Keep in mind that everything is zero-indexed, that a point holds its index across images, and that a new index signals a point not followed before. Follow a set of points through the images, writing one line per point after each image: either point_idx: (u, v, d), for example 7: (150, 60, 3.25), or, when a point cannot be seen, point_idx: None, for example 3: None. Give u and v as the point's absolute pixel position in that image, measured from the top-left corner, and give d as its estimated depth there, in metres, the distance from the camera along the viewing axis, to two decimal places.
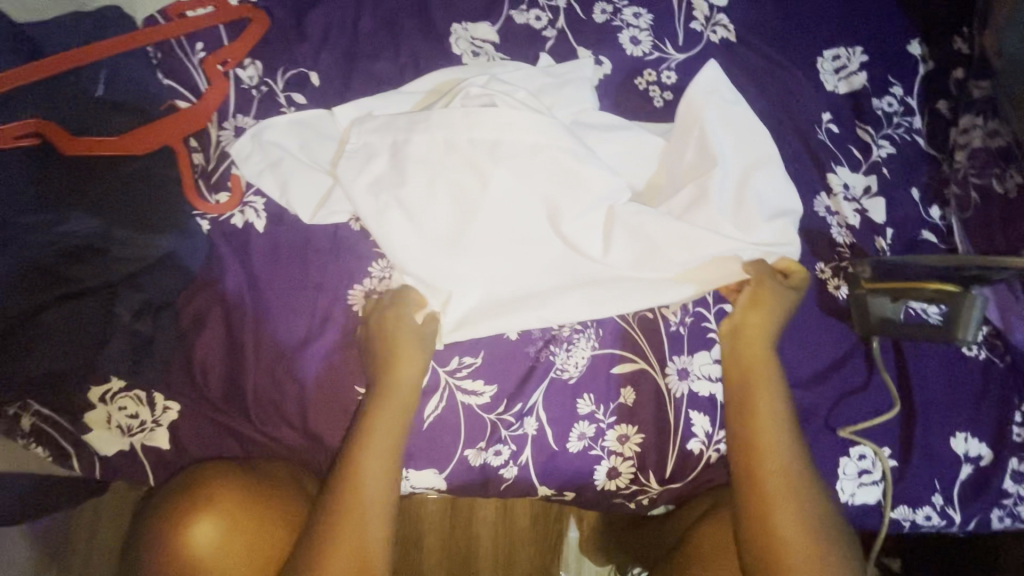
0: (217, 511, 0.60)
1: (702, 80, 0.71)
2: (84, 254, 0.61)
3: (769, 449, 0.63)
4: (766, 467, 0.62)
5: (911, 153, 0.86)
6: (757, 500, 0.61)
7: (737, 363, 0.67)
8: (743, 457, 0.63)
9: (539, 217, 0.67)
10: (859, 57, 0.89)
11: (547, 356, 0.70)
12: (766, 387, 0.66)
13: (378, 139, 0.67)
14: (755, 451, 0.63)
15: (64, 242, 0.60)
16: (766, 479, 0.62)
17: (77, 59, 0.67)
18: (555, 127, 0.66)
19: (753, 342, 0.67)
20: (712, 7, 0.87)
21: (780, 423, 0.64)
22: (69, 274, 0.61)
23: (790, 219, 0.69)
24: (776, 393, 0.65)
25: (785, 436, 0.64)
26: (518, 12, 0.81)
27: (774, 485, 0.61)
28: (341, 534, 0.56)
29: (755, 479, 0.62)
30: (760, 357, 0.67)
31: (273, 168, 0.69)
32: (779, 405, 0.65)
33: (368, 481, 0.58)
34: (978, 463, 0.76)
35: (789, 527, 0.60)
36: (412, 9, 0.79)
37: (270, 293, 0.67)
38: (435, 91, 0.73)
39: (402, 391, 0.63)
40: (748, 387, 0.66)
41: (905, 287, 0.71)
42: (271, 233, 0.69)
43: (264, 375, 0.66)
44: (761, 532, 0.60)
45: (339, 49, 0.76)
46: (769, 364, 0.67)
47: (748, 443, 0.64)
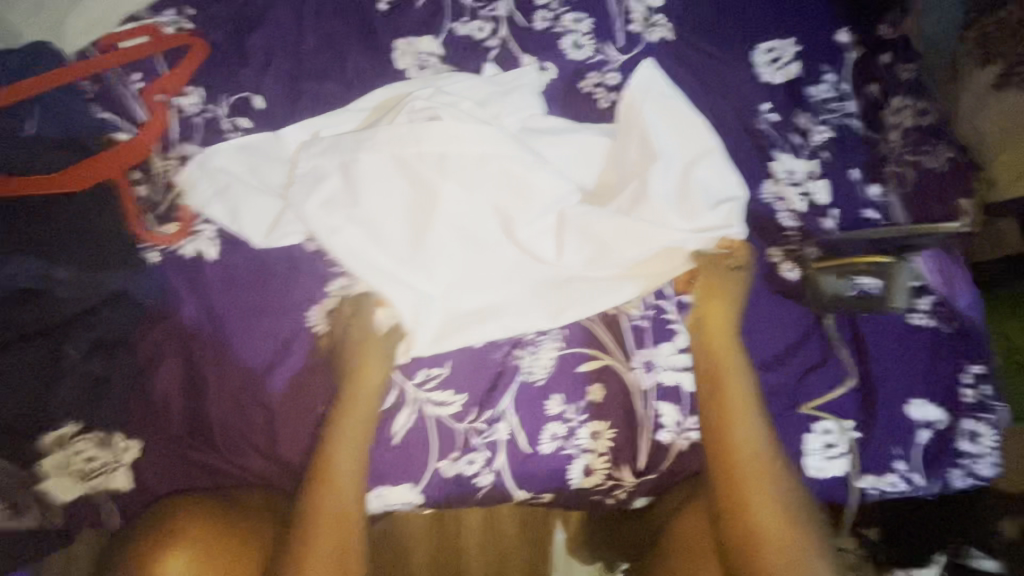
0: (181, 548, 0.58)
1: (640, 79, 0.74)
2: (29, 305, 0.61)
3: (737, 439, 0.65)
4: (735, 457, 0.64)
5: (848, 135, 0.90)
6: (731, 489, 0.63)
7: (702, 351, 0.70)
8: (713, 447, 0.65)
9: (494, 226, 0.68)
10: (792, 48, 0.92)
11: (513, 360, 0.70)
12: (728, 380, 0.67)
13: (326, 160, 0.67)
14: (729, 440, 0.65)
15: (13, 297, 0.61)
16: (739, 466, 0.63)
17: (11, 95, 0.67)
18: (501, 136, 0.67)
19: (715, 332, 0.70)
20: (650, 9, 0.90)
21: (750, 406, 0.66)
22: (4, 326, 0.60)
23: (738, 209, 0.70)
24: (743, 378, 0.67)
25: (754, 419, 0.66)
26: (460, 24, 0.82)
27: (749, 477, 0.63)
28: (324, 547, 0.57)
29: (726, 468, 0.64)
30: (724, 345, 0.69)
31: (222, 194, 0.68)
32: (748, 389, 0.67)
33: (344, 495, 0.59)
34: (936, 427, 0.79)
35: (760, 510, 0.61)
36: (354, 28, 0.80)
37: (229, 321, 0.66)
38: (380, 107, 0.73)
39: (364, 403, 0.64)
40: (711, 379, 0.67)
41: (843, 267, 0.75)
42: (223, 261, 0.68)
43: (228, 404, 0.65)
44: (734, 517, 0.62)
45: (282, 72, 0.76)
46: (732, 350, 0.69)
47: (717, 432, 0.65)
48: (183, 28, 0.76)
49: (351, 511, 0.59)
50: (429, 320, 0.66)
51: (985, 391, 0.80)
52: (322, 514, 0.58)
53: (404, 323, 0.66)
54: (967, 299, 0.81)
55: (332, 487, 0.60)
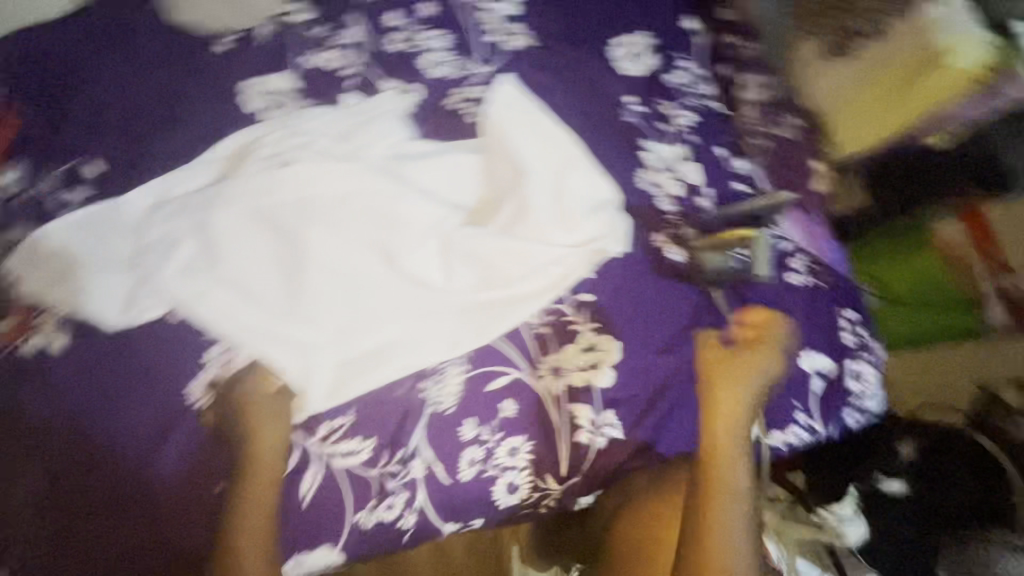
0: None
1: (496, 100, 0.78)
2: None
3: (725, 462, 0.75)
4: (720, 473, 0.75)
5: (709, 116, 0.94)
6: (699, 523, 0.73)
7: (709, 384, 0.77)
8: (704, 466, 0.75)
9: (376, 259, 0.67)
10: (642, 41, 0.96)
11: (418, 395, 0.67)
12: (734, 415, 0.76)
13: (180, 223, 0.64)
14: (716, 478, 0.74)
15: None
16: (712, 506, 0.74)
17: None
18: (365, 173, 0.68)
19: (745, 368, 0.77)
20: (503, 19, 0.91)
21: (737, 449, 0.76)
22: None
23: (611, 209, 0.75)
24: (739, 421, 0.77)
25: (742, 468, 0.75)
26: (307, 58, 0.79)
27: (717, 516, 0.73)
28: None
29: (709, 484, 0.74)
30: (733, 391, 0.77)
31: (62, 276, 0.62)
32: (738, 431, 0.76)
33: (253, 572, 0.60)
34: (826, 374, 0.85)
35: (729, 515, 0.73)
36: (191, 75, 0.75)
37: (89, 416, 0.60)
38: (231, 157, 0.69)
39: (261, 479, 0.61)
40: (714, 407, 0.76)
41: (723, 244, 0.81)
42: (70, 350, 0.61)
43: (103, 505, 0.59)
44: (705, 518, 0.73)
45: (113, 134, 0.70)
46: (746, 390, 0.77)
47: (712, 448, 0.76)
48: (14, 111, 0.72)
49: None
50: (323, 369, 0.64)
51: (861, 333, 0.89)
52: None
53: (294, 382, 0.63)
54: (830, 252, 0.91)
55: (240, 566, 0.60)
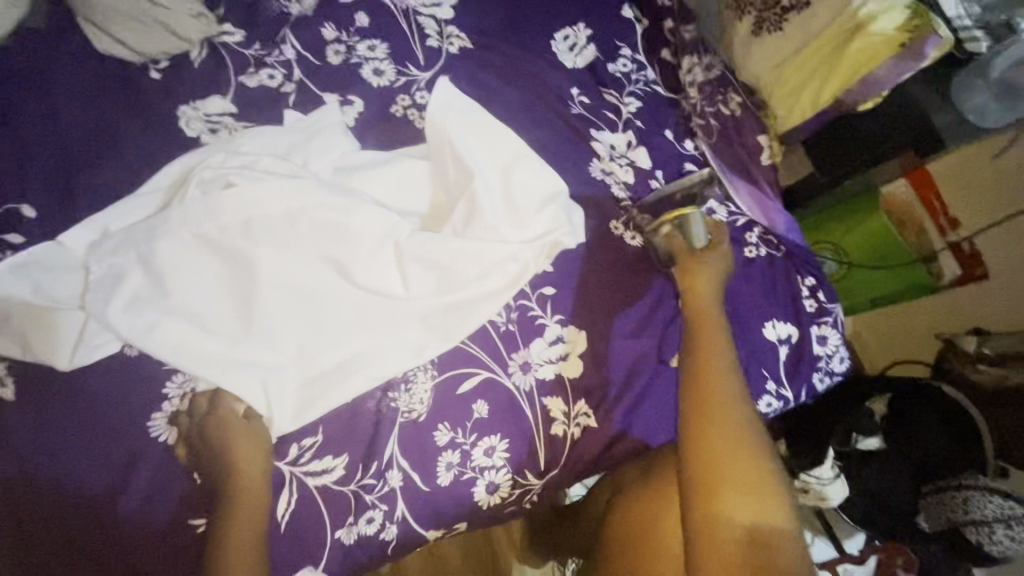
0: None
1: (439, 98, 0.76)
2: None
3: (715, 329, 0.69)
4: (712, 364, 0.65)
5: (655, 101, 0.97)
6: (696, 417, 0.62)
7: (687, 281, 0.74)
8: (693, 332, 0.69)
9: (331, 274, 0.67)
10: (584, 32, 0.98)
11: (389, 405, 0.68)
12: (708, 291, 0.73)
13: (121, 258, 0.62)
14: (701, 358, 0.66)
15: None
16: (707, 398, 0.63)
17: None
18: (307, 185, 0.67)
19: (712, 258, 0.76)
20: (442, 22, 0.91)
21: (724, 339, 0.68)
22: None
23: (563, 204, 0.76)
24: (717, 309, 0.71)
25: (729, 357, 0.66)
26: (247, 76, 0.78)
27: (714, 408, 0.62)
28: None
29: (699, 376, 0.65)
30: (709, 281, 0.74)
31: (7, 323, 0.61)
32: (720, 322, 0.70)
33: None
34: (791, 341, 0.88)
35: (714, 385, 0.64)
36: (126, 105, 0.73)
37: (56, 459, 0.59)
38: (173, 185, 0.68)
39: (251, 480, 0.58)
40: (694, 284, 0.73)
41: (687, 242, 0.76)
42: (33, 397, 0.60)
43: (80, 548, 0.59)
44: (695, 382, 0.65)
45: (52, 173, 0.68)
46: (717, 281, 0.74)
47: (696, 327, 0.70)
48: None
49: None
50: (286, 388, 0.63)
51: (820, 297, 0.91)
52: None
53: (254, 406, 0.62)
54: (785, 224, 0.93)
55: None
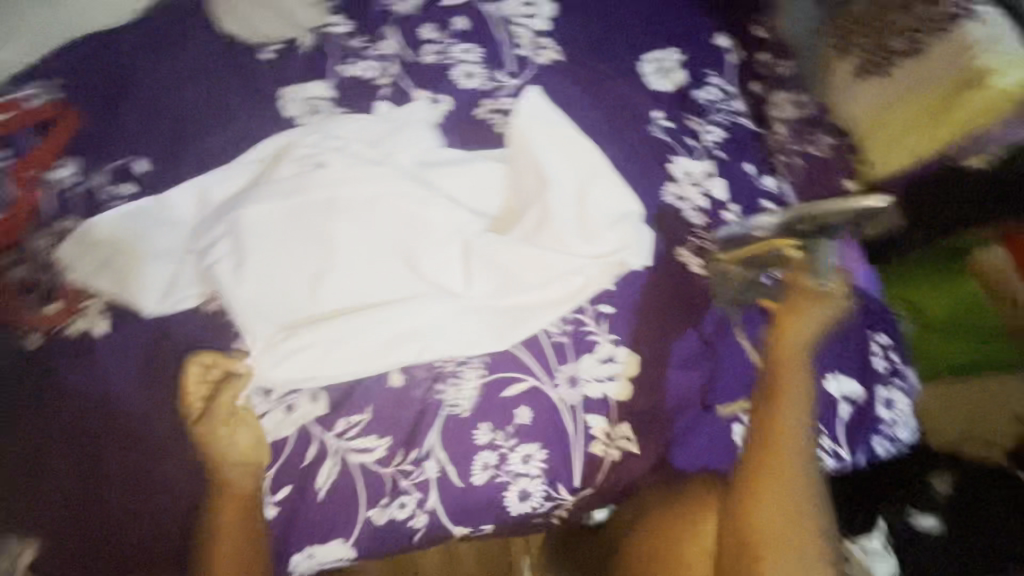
0: None
1: (528, 107, 0.79)
2: None
3: (790, 409, 0.73)
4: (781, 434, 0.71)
5: (739, 133, 0.94)
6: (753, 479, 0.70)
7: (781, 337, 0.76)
8: (772, 392, 0.74)
9: (397, 262, 0.69)
10: (675, 57, 0.97)
11: (434, 396, 0.69)
12: (796, 354, 0.75)
13: (219, 220, 0.68)
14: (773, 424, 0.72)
15: None
16: (770, 465, 0.70)
17: None
18: (393, 177, 0.71)
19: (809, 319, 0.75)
20: (536, 33, 0.93)
21: (801, 409, 0.73)
22: None
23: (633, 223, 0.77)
24: (801, 375, 0.74)
25: (802, 431, 0.72)
26: (347, 66, 0.82)
27: (773, 477, 0.70)
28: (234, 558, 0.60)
29: (768, 441, 0.71)
30: (800, 342, 0.75)
31: (107, 266, 0.65)
32: (802, 389, 0.74)
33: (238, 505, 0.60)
34: (855, 400, 0.83)
35: (780, 453, 0.71)
36: (235, 80, 0.78)
37: (124, 399, 0.62)
38: (271, 157, 0.73)
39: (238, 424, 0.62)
40: (784, 339, 0.75)
41: (810, 266, 0.75)
42: (114, 336, 0.64)
43: (130, 489, 0.60)
44: (762, 445, 0.71)
45: (162, 133, 0.73)
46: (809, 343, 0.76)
47: (776, 389, 0.74)
48: (54, 100, 0.74)
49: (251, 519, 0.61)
50: (339, 367, 0.65)
51: (893, 358, 0.87)
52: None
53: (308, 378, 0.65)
54: (863, 276, 0.89)
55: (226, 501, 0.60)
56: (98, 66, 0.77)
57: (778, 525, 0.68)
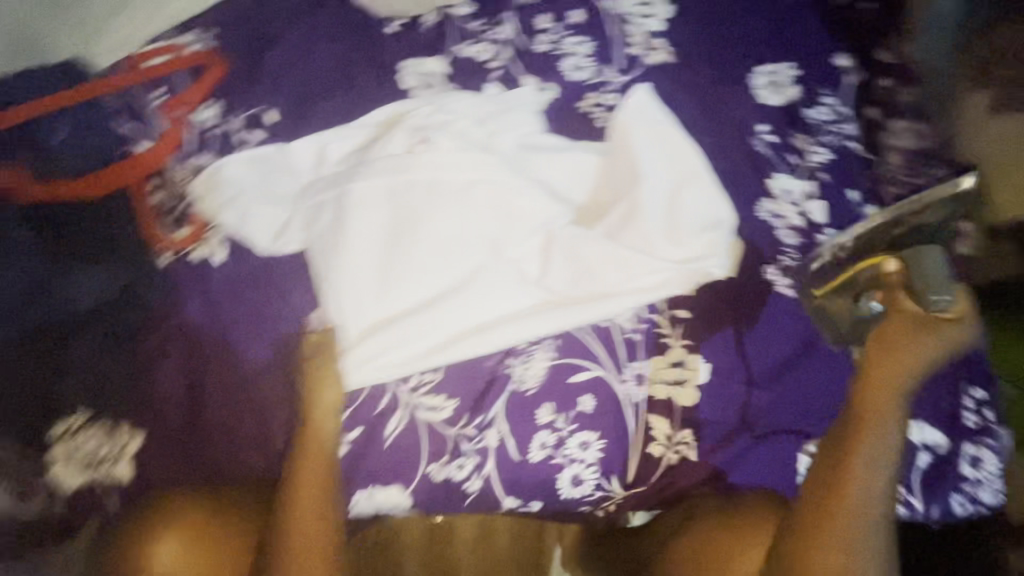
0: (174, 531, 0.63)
1: (634, 103, 0.79)
2: (60, 322, 0.64)
3: (875, 436, 0.70)
4: (857, 467, 0.69)
5: (848, 157, 0.90)
6: (820, 508, 0.69)
7: (876, 365, 0.73)
8: (858, 419, 0.72)
9: (484, 249, 0.71)
10: (790, 72, 0.94)
11: (504, 369, 0.70)
12: (891, 385, 0.73)
13: (324, 189, 0.71)
14: (852, 454, 0.70)
15: (60, 310, 0.65)
16: (840, 496, 0.69)
17: (78, 96, 0.74)
18: (489, 162, 0.73)
19: (907, 349, 0.73)
20: (648, 33, 0.93)
21: (886, 446, 0.70)
22: (32, 347, 0.64)
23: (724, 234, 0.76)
24: (891, 410, 0.71)
25: (884, 470, 0.69)
26: (464, 46, 0.86)
27: (840, 509, 0.68)
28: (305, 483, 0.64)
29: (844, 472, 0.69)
30: (898, 373, 0.73)
31: (232, 203, 0.71)
32: (892, 425, 0.71)
33: (320, 433, 0.65)
34: (936, 451, 0.78)
35: (855, 486, 0.69)
36: (362, 49, 0.83)
37: (230, 322, 0.67)
38: (386, 123, 0.77)
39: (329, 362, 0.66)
40: (883, 366, 0.73)
41: (909, 284, 0.71)
42: (230, 265, 0.69)
43: (227, 403, 0.66)
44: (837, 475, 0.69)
45: (293, 90, 0.79)
46: (906, 378, 0.73)
47: (863, 418, 0.71)
48: (204, 48, 0.81)
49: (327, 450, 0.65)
50: (416, 341, 0.67)
51: (986, 415, 0.80)
52: (294, 525, 0.63)
53: (386, 351, 0.67)
54: None
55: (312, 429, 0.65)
56: (242, 21, 0.84)
57: (832, 555, 0.67)
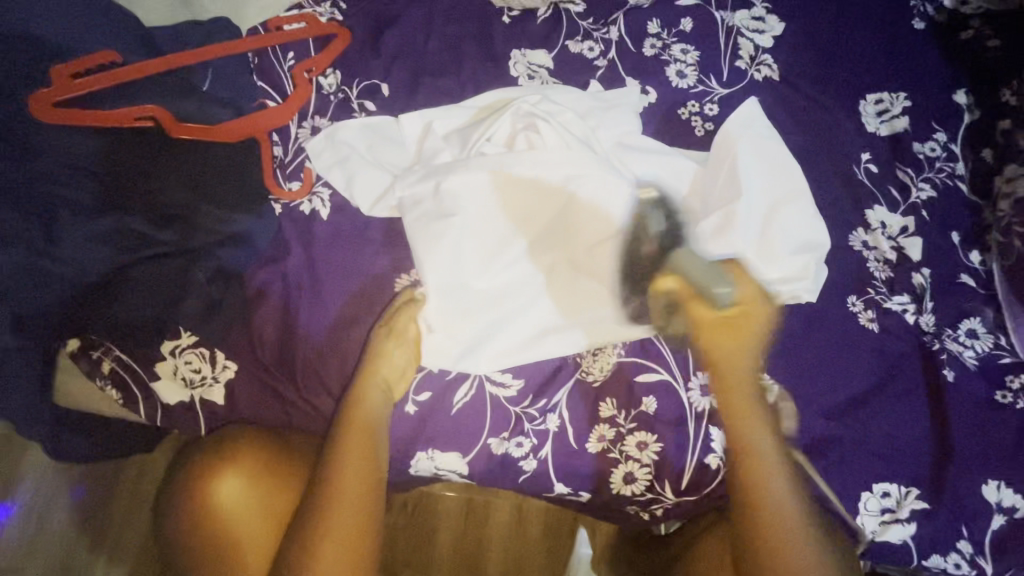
0: (236, 467, 0.66)
1: (739, 118, 0.79)
2: (179, 249, 0.69)
3: (757, 469, 0.64)
4: (754, 482, 0.64)
5: (952, 198, 0.87)
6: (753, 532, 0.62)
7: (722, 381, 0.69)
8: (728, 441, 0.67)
9: (567, 249, 0.72)
10: (902, 102, 0.91)
11: (574, 357, 0.73)
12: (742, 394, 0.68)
13: (425, 176, 0.72)
14: (747, 472, 0.64)
15: (183, 239, 0.70)
16: (761, 514, 0.62)
17: (232, 48, 0.78)
18: (587, 159, 0.71)
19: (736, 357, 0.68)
20: (758, 48, 0.92)
21: (770, 451, 0.65)
22: (153, 267, 0.68)
23: (809, 260, 0.75)
24: (752, 414, 0.67)
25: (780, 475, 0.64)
26: (573, 42, 0.88)
27: (770, 527, 0.61)
28: (351, 444, 0.63)
29: (747, 492, 0.64)
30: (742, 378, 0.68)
31: (342, 164, 0.75)
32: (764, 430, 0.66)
33: (372, 401, 0.66)
34: (1013, 515, 0.73)
35: (763, 502, 0.63)
36: (475, 35, 0.87)
37: (325, 273, 0.72)
38: (489, 107, 0.79)
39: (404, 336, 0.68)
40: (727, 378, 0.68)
41: (701, 296, 0.67)
42: (333, 221, 0.74)
43: (314, 348, 0.70)
44: (747, 498, 0.63)
45: (408, 66, 0.84)
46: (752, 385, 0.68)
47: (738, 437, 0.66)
48: (333, 19, 0.86)
49: (377, 415, 0.66)
50: (495, 331, 0.70)
51: None
52: (336, 482, 0.61)
53: (467, 336, 0.70)
54: None
55: (364, 391, 0.66)
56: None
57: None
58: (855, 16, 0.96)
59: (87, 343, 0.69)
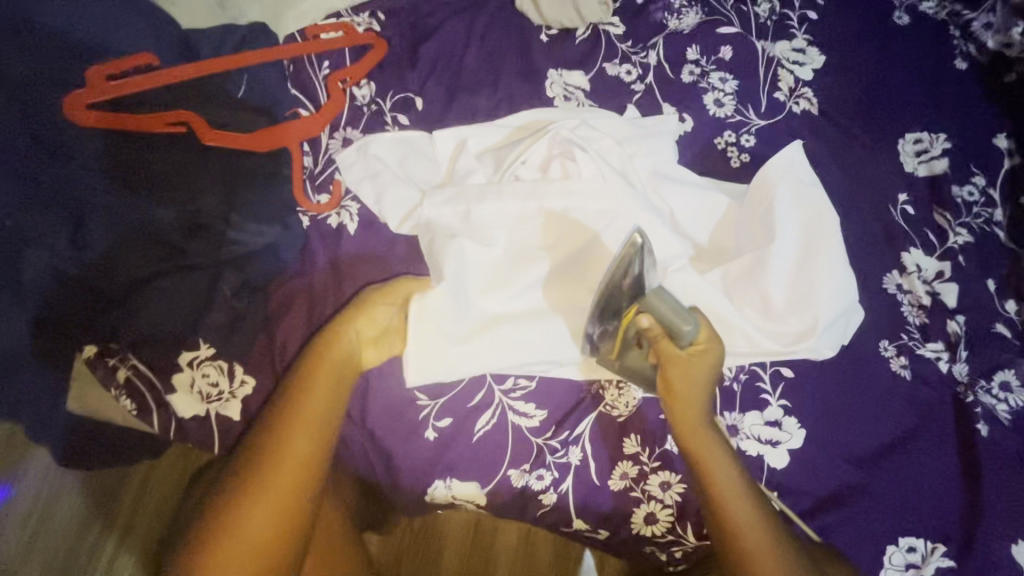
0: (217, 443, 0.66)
1: (782, 159, 0.76)
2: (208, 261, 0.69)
3: (725, 484, 0.63)
4: (719, 489, 0.63)
5: (989, 244, 0.85)
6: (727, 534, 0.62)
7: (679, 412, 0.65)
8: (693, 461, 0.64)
9: (579, 287, 0.69)
10: (941, 143, 0.89)
11: (598, 392, 0.71)
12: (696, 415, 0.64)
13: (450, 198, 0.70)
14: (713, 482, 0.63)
15: (213, 252, 0.69)
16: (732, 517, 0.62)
17: (268, 56, 0.78)
18: (622, 191, 0.69)
19: (687, 389, 0.63)
20: (798, 80, 0.90)
21: (730, 461, 0.64)
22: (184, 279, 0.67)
23: (834, 314, 0.72)
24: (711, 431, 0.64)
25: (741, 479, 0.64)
26: (610, 64, 0.86)
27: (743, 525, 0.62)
28: (316, 381, 0.63)
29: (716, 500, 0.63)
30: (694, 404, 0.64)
31: (372, 178, 0.73)
32: (722, 444, 0.64)
33: (349, 348, 0.65)
34: None
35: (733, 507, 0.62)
36: (514, 53, 0.86)
37: (348, 288, 0.70)
38: (524, 128, 0.78)
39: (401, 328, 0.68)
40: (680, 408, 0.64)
41: (667, 334, 0.61)
42: (360, 236, 0.72)
43: None
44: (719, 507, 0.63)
45: (444, 81, 0.82)
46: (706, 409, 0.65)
47: (697, 452, 0.64)
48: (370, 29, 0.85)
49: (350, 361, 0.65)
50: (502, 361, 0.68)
51: None
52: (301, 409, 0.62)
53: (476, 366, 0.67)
54: None
55: (337, 334, 0.65)
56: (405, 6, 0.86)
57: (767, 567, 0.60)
58: (899, 53, 0.95)
59: (103, 350, 0.68)
